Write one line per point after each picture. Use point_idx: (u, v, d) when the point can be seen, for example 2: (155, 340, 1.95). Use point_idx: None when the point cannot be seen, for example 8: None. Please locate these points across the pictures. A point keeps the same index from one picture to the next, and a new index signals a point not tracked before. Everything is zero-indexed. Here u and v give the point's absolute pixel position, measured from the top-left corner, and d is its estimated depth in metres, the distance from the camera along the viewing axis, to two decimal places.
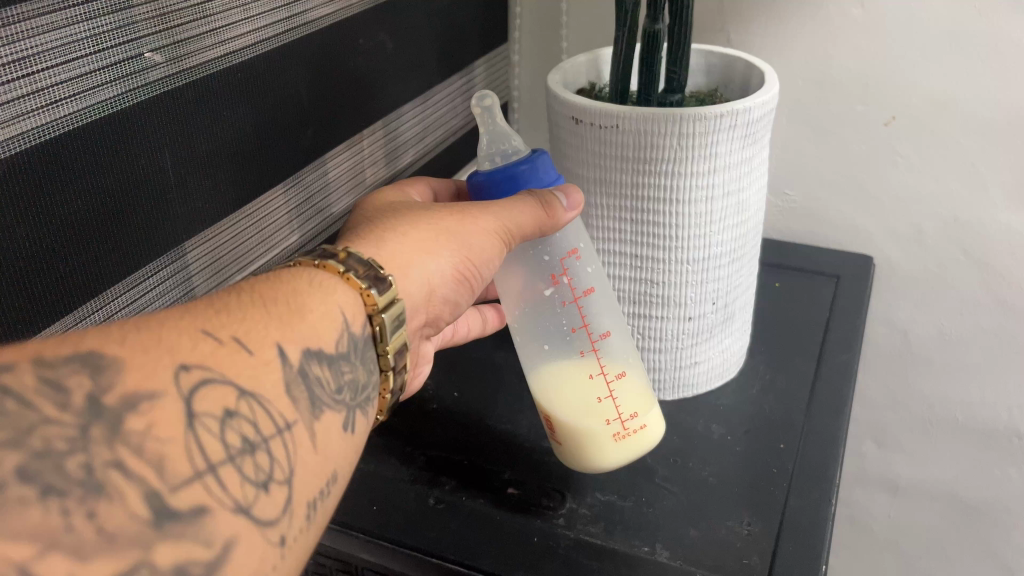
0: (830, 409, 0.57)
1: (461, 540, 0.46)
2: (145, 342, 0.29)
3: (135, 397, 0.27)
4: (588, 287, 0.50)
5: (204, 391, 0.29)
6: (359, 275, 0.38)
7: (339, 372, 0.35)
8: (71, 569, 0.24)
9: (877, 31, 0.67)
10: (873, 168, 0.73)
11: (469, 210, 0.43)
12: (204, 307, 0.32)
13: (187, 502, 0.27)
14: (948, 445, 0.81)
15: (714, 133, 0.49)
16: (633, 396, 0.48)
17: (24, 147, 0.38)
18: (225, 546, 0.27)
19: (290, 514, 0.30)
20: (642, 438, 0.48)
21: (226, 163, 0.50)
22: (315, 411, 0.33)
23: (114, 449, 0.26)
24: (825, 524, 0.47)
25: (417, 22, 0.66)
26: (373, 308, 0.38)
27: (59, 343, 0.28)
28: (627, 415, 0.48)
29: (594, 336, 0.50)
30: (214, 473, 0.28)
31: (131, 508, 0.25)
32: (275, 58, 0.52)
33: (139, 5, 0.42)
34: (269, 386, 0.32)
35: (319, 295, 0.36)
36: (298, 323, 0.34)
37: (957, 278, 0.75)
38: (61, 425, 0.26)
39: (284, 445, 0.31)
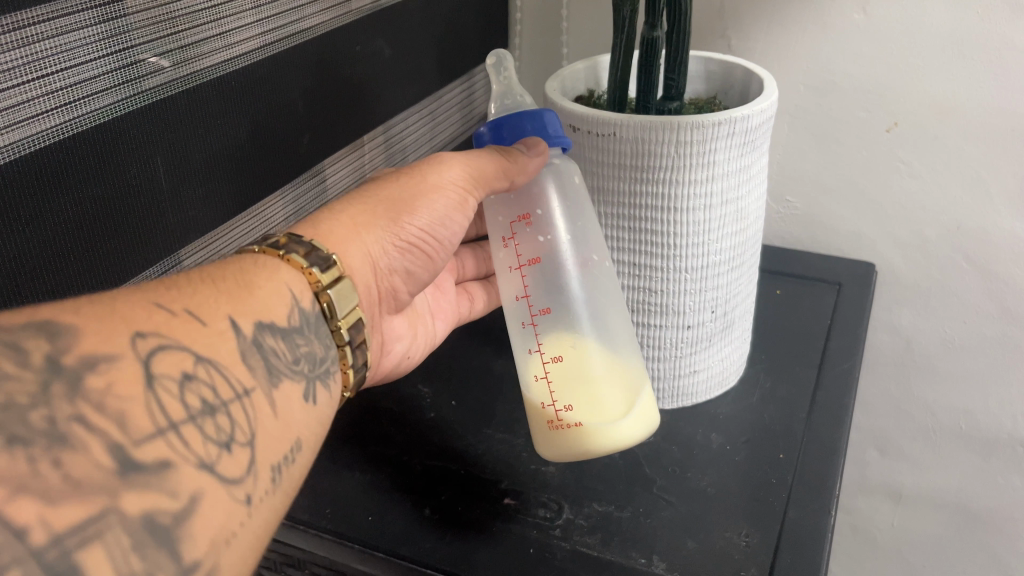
0: (831, 418, 0.56)
1: (457, 551, 0.46)
2: (101, 314, 0.29)
3: (93, 357, 0.27)
4: (533, 256, 0.49)
5: (160, 355, 0.29)
6: (301, 255, 0.39)
7: (293, 345, 0.36)
8: (40, 511, 0.23)
9: (879, 37, 0.67)
10: (875, 175, 0.73)
11: (418, 174, 0.46)
12: (153, 285, 0.33)
13: (153, 455, 0.27)
14: (952, 454, 0.81)
15: (712, 141, 0.48)
16: (572, 386, 0.46)
17: (20, 155, 0.38)
18: (191, 499, 0.27)
19: (254, 475, 0.31)
20: (583, 438, 0.46)
21: (223, 170, 0.50)
22: (272, 378, 0.34)
23: (74, 403, 0.25)
24: (825, 535, 0.46)
25: (416, 29, 0.66)
26: (317, 286, 0.39)
27: (12, 315, 0.27)
28: (562, 405, 0.46)
29: (536, 312, 0.49)
30: (177, 430, 0.28)
31: (96, 458, 0.25)
32: (272, 66, 0.52)
33: (137, 13, 0.42)
34: (225, 354, 0.32)
35: (266, 273, 0.37)
36: (247, 297, 0.35)
37: (960, 285, 0.74)
38: (20, 382, 0.25)
39: (243, 409, 0.32)
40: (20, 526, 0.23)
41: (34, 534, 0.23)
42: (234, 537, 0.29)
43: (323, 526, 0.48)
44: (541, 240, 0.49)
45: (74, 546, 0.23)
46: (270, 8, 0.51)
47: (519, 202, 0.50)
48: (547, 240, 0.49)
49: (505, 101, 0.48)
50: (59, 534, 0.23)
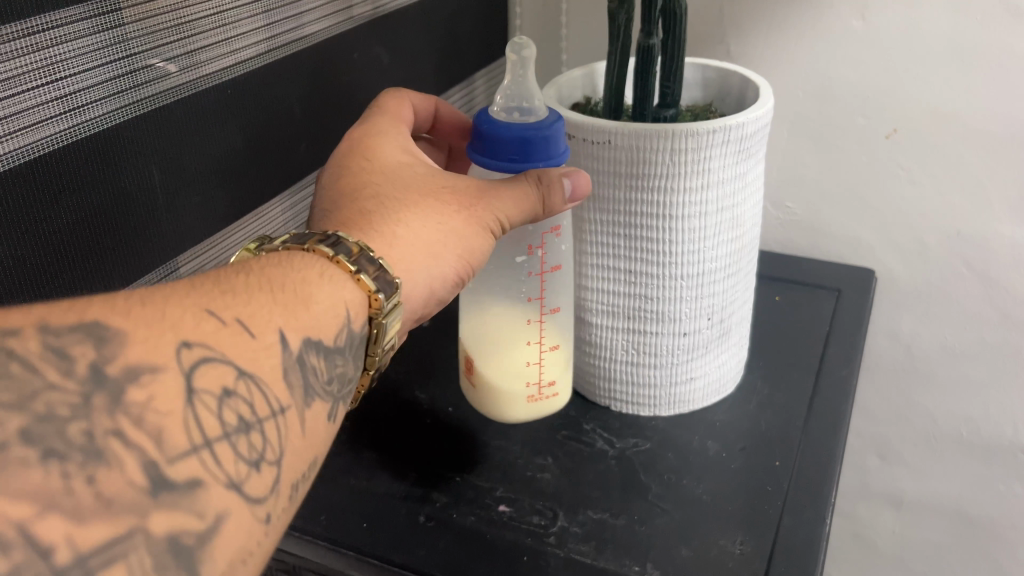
0: (829, 425, 0.56)
1: (450, 559, 0.46)
2: (150, 320, 0.29)
3: (137, 368, 0.27)
4: (555, 264, 0.51)
5: (204, 368, 0.29)
6: (371, 276, 0.36)
7: (332, 364, 0.35)
8: (68, 530, 0.23)
9: (877, 44, 0.67)
10: (874, 182, 0.73)
11: (477, 204, 0.42)
12: (208, 286, 0.32)
13: (186, 473, 0.26)
14: (951, 460, 0.80)
15: (707, 148, 0.48)
16: (558, 371, 0.53)
17: (12, 165, 0.38)
18: (216, 519, 0.27)
19: (276, 494, 0.30)
20: (549, 407, 0.53)
21: (218, 178, 0.50)
22: (307, 399, 0.33)
23: (114, 417, 0.25)
24: (820, 543, 0.46)
25: (413, 37, 0.67)
26: (376, 311, 0.37)
27: (62, 312, 0.27)
28: (546, 383, 0.52)
29: (545, 311, 0.52)
30: (211, 448, 0.27)
31: (131, 476, 0.25)
32: (267, 75, 0.52)
33: (131, 22, 0.42)
34: (268, 369, 0.31)
35: (328, 287, 0.36)
36: (302, 312, 0.34)
37: (959, 291, 0.74)
38: (64, 392, 0.25)
39: (276, 428, 0.31)
40: (44, 545, 0.22)
41: (58, 554, 0.22)
42: (251, 556, 0.28)
43: (316, 531, 0.49)
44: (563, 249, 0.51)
45: (98, 565, 0.23)
46: (266, 17, 0.51)
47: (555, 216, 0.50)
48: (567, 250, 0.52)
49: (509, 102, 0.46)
50: (83, 555, 0.23)
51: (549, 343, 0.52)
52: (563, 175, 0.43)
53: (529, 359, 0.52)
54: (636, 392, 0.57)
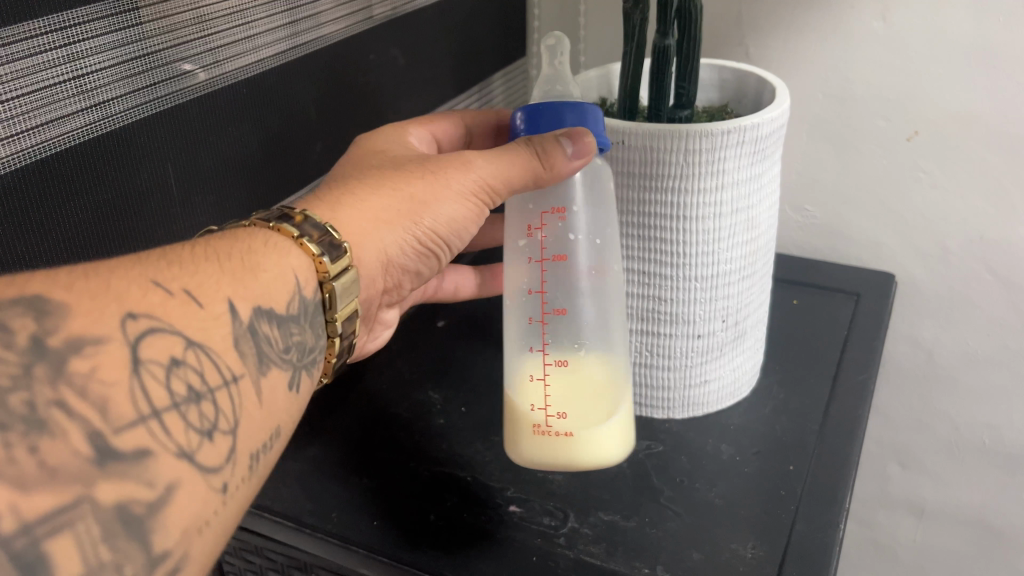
0: (845, 431, 0.55)
1: (460, 558, 0.46)
2: (94, 290, 0.29)
3: (80, 340, 0.27)
4: (558, 253, 0.48)
5: (151, 339, 0.29)
6: (314, 240, 0.38)
7: (287, 333, 0.36)
8: (12, 498, 0.23)
9: (899, 46, 0.66)
10: (896, 186, 0.72)
11: (442, 171, 0.44)
12: (155, 259, 0.32)
13: (132, 444, 0.26)
14: (975, 469, 0.79)
15: (722, 149, 0.48)
16: (568, 395, 0.46)
17: (27, 163, 0.38)
18: (167, 489, 0.27)
19: (232, 463, 0.30)
20: (568, 447, 0.45)
21: (231, 179, 0.50)
22: (262, 367, 0.33)
23: (57, 389, 0.25)
24: (834, 549, 0.46)
25: (430, 38, 0.67)
26: (324, 275, 0.38)
27: (3, 288, 0.27)
28: (555, 411, 0.46)
29: (548, 311, 0.48)
30: (158, 417, 0.28)
31: (75, 446, 0.25)
32: (285, 72, 0.53)
33: (150, 21, 0.43)
34: (218, 339, 0.31)
35: (274, 255, 0.37)
36: (251, 279, 0.34)
37: (983, 297, 0.73)
38: (5, 363, 0.25)
39: (229, 397, 0.31)
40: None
41: (3, 521, 0.23)
42: (206, 526, 0.28)
43: (328, 529, 0.49)
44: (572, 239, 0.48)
45: (43, 535, 0.23)
46: (286, 16, 0.52)
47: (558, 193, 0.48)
48: (577, 243, 0.48)
49: (548, 86, 0.47)
50: (30, 523, 0.23)
51: (554, 355, 0.47)
52: (561, 135, 0.42)
53: (532, 372, 0.47)
54: (651, 394, 0.57)
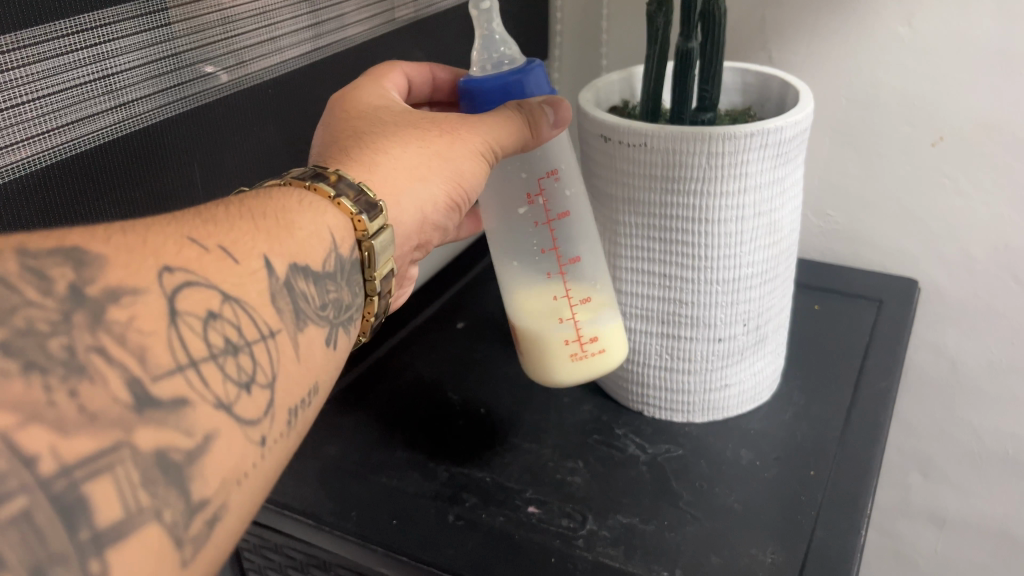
0: (866, 437, 0.55)
1: (477, 558, 0.46)
2: (132, 244, 0.28)
3: (118, 290, 0.26)
4: (563, 211, 0.49)
5: (187, 292, 0.28)
6: (350, 199, 0.37)
7: (324, 290, 0.35)
8: (53, 441, 0.22)
9: (925, 51, 0.66)
10: (921, 193, 0.72)
11: (458, 128, 0.42)
12: (189, 217, 0.32)
13: (170, 392, 0.26)
14: (997, 479, 0.78)
15: (745, 152, 0.48)
16: (599, 321, 0.49)
17: (57, 160, 0.39)
18: (205, 439, 0.26)
19: (271, 417, 0.30)
20: (604, 361, 0.50)
21: (253, 169, 0.51)
22: (299, 322, 0.33)
23: (96, 334, 0.25)
24: (854, 556, 0.45)
25: (452, 39, 0.67)
26: (361, 233, 0.38)
27: (43, 238, 0.26)
28: (588, 337, 0.49)
29: (563, 261, 0.50)
30: (196, 367, 0.27)
31: (115, 392, 0.24)
32: (310, 71, 0.53)
33: (178, 22, 0.43)
34: (254, 295, 0.31)
35: (309, 213, 0.36)
36: (286, 238, 0.34)
37: (1007, 306, 0.72)
38: (42, 309, 0.24)
39: (267, 351, 0.31)
40: (30, 454, 0.21)
41: (43, 463, 0.22)
42: (246, 478, 0.28)
43: (346, 527, 0.49)
44: (568, 194, 0.49)
45: (82, 478, 0.22)
46: (311, 20, 0.52)
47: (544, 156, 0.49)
48: (572, 196, 0.50)
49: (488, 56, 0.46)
50: (69, 465, 0.22)
51: (579, 295, 0.49)
52: (544, 103, 0.44)
53: (560, 315, 0.49)
54: (670, 398, 0.57)
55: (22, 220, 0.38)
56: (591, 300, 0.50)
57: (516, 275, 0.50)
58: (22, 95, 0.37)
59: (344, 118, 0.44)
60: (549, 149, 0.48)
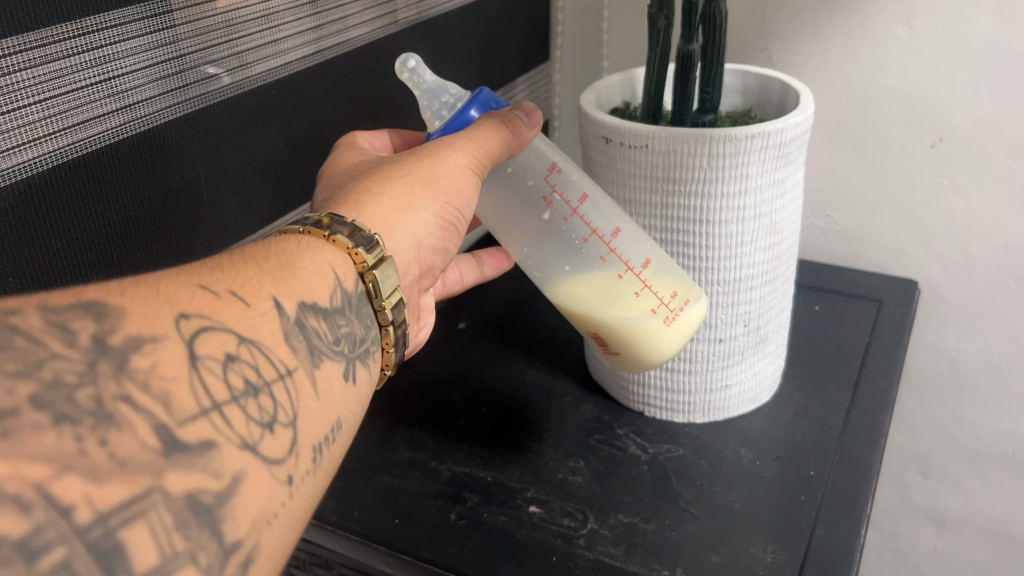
0: (866, 437, 0.55)
1: (479, 557, 0.46)
2: (145, 296, 0.28)
3: (139, 338, 0.26)
4: (581, 195, 0.49)
5: (205, 336, 0.28)
6: (346, 235, 0.38)
7: (334, 325, 0.35)
8: (86, 489, 0.22)
9: (926, 53, 0.66)
10: (921, 194, 0.72)
11: (436, 153, 0.43)
12: (196, 265, 0.32)
13: (196, 435, 0.26)
14: (997, 478, 0.78)
15: (745, 153, 0.48)
16: (669, 279, 0.48)
17: (63, 161, 0.39)
18: (234, 480, 0.26)
19: (295, 455, 0.30)
20: (692, 315, 0.47)
21: (255, 179, 0.51)
22: (313, 359, 0.33)
23: (122, 384, 0.25)
24: (853, 554, 0.46)
25: (454, 41, 0.67)
26: (362, 266, 0.38)
27: (59, 296, 0.26)
28: (670, 297, 0.47)
29: (608, 237, 0.49)
30: (220, 411, 0.27)
31: (143, 438, 0.24)
32: (314, 73, 0.53)
33: (182, 24, 0.43)
34: (268, 335, 0.31)
35: (309, 253, 0.36)
36: (291, 279, 0.34)
37: (1008, 306, 0.72)
38: (68, 360, 0.24)
39: (286, 390, 0.31)
40: (65, 504, 0.21)
41: (78, 513, 0.22)
42: (275, 518, 0.28)
43: (349, 526, 0.49)
44: (578, 182, 0.50)
45: (117, 525, 0.22)
46: (314, 23, 0.52)
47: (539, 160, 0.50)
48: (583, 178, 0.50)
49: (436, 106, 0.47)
50: (104, 513, 0.22)
51: (639, 261, 0.48)
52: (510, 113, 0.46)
53: (634, 289, 0.47)
54: (670, 399, 0.57)
55: (27, 222, 0.38)
56: (653, 262, 0.48)
57: (570, 275, 0.49)
58: (27, 97, 0.37)
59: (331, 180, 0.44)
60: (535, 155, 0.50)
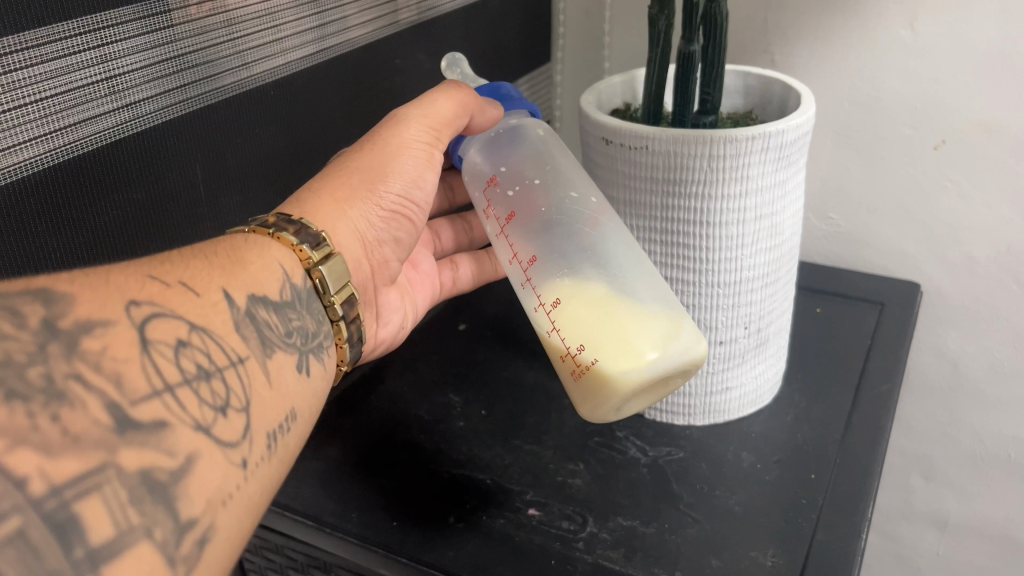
0: (867, 441, 0.55)
1: (476, 560, 0.46)
2: (95, 284, 0.28)
3: (89, 322, 0.26)
4: (508, 213, 0.48)
5: (155, 322, 0.29)
6: (291, 233, 0.39)
7: (285, 318, 0.37)
8: (40, 463, 0.22)
9: (929, 55, 0.66)
10: (923, 196, 0.71)
11: (383, 137, 0.45)
12: (146, 258, 0.33)
13: (149, 415, 0.26)
14: (999, 482, 0.78)
15: (745, 155, 0.48)
16: (579, 326, 0.43)
17: (59, 162, 0.39)
18: (187, 459, 0.27)
19: (249, 440, 0.30)
20: (601, 376, 0.42)
21: (255, 177, 0.51)
22: (266, 349, 0.34)
23: (72, 362, 0.25)
24: (853, 559, 0.45)
25: (455, 41, 0.67)
26: (308, 262, 0.39)
27: (8, 281, 0.26)
28: (576, 348, 0.43)
29: (526, 264, 0.47)
30: (172, 393, 0.27)
31: (95, 415, 0.24)
32: (314, 73, 0.53)
33: (180, 24, 0.43)
34: (219, 324, 0.32)
35: (257, 249, 0.38)
36: (240, 272, 0.35)
37: (1010, 308, 0.72)
38: (19, 341, 0.24)
39: (238, 376, 0.31)
40: (19, 476, 0.22)
41: (33, 484, 0.22)
42: (230, 499, 0.28)
43: (347, 528, 0.49)
44: (511, 195, 0.48)
45: (71, 498, 0.22)
46: (312, 21, 0.52)
47: (483, 170, 0.50)
48: (518, 193, 0.48)
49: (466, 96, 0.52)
50: (58, 486, 0.22)
51: (548, 298, 0.45)
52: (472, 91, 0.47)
53: (548, 329, 0.45)
54: (671, 401, 0.57)
55: (23, 222, 0.38)
56: (563, 300, 0.44)
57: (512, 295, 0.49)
58: (27, 96, 0.37)
59: None
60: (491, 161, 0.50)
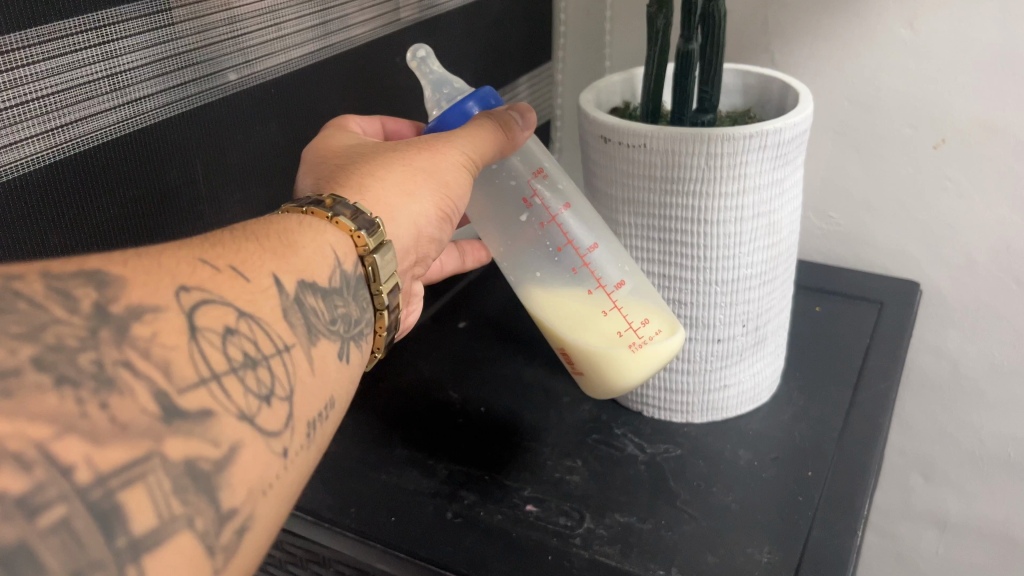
0: (864, 439, 0.55)
1: (475, 556, 0.46)
2: (148, 267, 0.28)
3: (140, 308, 0.27)
4: (563, 204, 0.50)
5: (205, 309, 0.28)
6: (348, 217, 0.38)
7: (332, 305, 0.35)
8: (87, 451, 0.22)
9: (927, 55, 0.66)
10: (925, 196, 0.72)
11: (435, 144, 0.43)
12: (197, 240, 0.32)
13: (196, 404, 0.26)
14: (999, 481, 0.78)
15: (744, 153, 0.48)
16: (640, 305, 0.48)
17: (62, 158, 0.39)
18: (231, 449, 0.26)
19: (291, 429, 0.30)
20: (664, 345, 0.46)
21: (255, 174, 0.51)
22: (311, 337, 0.33)
23: (122, 349, 0.25)
24: (848, 556, 0.45)
25: (458, 39, 0.68)
26: (363, 249, 0.38)
27: (64, 262, 0.27)
28: (639, 322, 0.47)
29: (584, 252, 0.49)
30: (219, 381, 0.27)
31: (143, 403, 0.24)
32: (313, 72, 0.54)
33: (181, 20, 0.43)
34: (267, 311, 0.31)
35: (310, 233, 0.36)
36: (292, 257, 0.34)
37: (1009, 308, 0.72)
38: (70, 326, 0.25)
39: (284, 364, 0.31)
40: (65, 464, 0.22)
41: (79, 472, 0.22)
42: (271, 488, 0.28)
43: (346, 524, 0.49)
44: (562, 189, 0.50)
45: (116, 487, 0.23)
46: (313, 20, 0.52)
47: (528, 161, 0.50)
48: (567, 188, 0.50)
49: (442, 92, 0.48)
50: (104, 475, 0.22)
51: (612, 280, 0.48)
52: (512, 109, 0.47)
53: (602, 308, 0.47)
54: (670, 399, 0.57)
55: (25, 216, 0.38)
56: (627, 283, 0.48)
57: (540, 285, 0.49)
58: (28, 93, 0.37)
59: (324, 161, 0.44)
60: (526, 154, 0.50)
